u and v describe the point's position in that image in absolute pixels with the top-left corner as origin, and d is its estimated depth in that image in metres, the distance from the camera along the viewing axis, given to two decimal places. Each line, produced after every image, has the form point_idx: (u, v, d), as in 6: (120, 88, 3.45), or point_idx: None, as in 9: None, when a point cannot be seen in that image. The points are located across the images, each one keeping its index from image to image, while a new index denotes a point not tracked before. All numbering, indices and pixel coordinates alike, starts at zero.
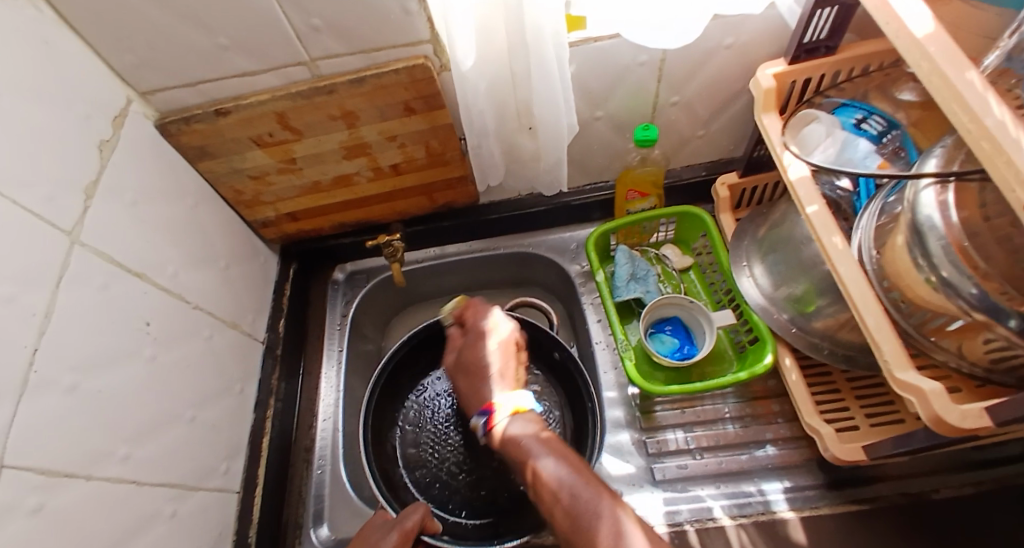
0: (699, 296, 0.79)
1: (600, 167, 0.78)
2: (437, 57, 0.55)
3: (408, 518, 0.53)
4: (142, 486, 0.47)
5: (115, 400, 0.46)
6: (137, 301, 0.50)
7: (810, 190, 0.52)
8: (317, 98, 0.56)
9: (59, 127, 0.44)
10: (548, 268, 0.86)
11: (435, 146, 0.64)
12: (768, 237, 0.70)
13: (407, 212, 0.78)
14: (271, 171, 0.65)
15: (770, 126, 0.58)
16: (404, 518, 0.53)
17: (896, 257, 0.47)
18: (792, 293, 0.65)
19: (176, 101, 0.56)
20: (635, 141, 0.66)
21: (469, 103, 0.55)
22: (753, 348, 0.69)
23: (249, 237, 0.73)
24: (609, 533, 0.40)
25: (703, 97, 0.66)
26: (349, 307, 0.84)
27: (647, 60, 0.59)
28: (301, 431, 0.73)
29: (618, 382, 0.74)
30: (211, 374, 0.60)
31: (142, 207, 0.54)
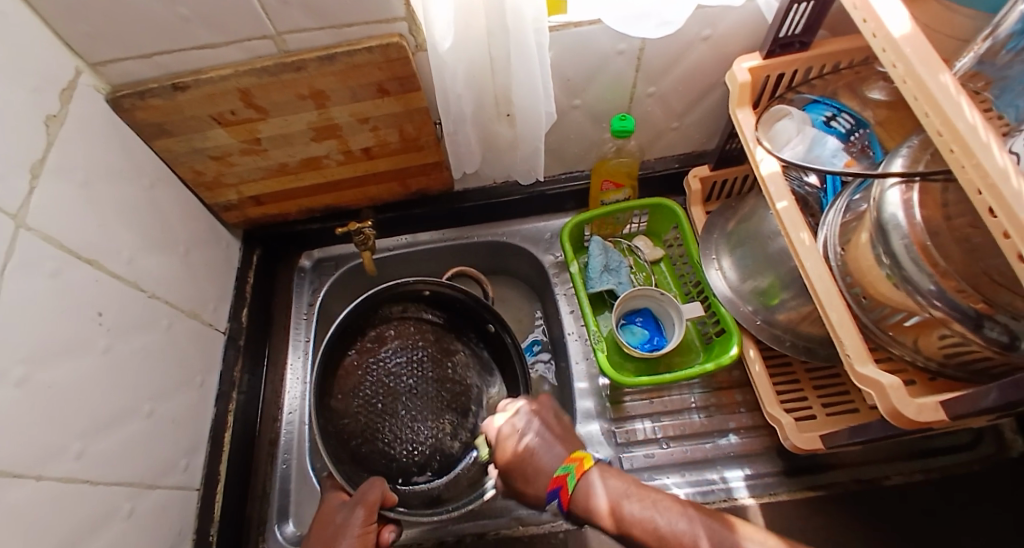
0: (669, 289, 0.81)
1: (577, 156, 0.78)
2: (412, 36, 0.53)
3: (369, 492, 0.53)
4: (97, 485, 0.44)
5: (68, 394, 0.43)
6: (91, 290, 0.47)
7: (780, 186, 0.54)
8: (284, 76, 0.53)
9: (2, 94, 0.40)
10: (523, 258, 0.86)
11: (410, 130, 0.62)
12: (737, 233, 0.71)
13: (379, 198, 0.76)
14: (233, 151, 0.61)
15: (744, 121, 0.59)
16: (366, 492, 0.53)
17: (858, 253, 0.49)
18: (757, 286, 0.67)
19: (130, 74, 0.52)
20: (613, 132, 0.65)
21: (446, 88, 0.54)
22: (720, 339, 0.71)
23: (210, 221, 0.69)
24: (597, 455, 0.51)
25: (680, 90, 0.67)
26: (315, 297, 0.82)
27: (626, 50, 0.59)
28: (265, 424, 0.71)
29: (589, 372, 0.75)
30: (169, 366, 0.57)
31: (94, 188, 0.50)
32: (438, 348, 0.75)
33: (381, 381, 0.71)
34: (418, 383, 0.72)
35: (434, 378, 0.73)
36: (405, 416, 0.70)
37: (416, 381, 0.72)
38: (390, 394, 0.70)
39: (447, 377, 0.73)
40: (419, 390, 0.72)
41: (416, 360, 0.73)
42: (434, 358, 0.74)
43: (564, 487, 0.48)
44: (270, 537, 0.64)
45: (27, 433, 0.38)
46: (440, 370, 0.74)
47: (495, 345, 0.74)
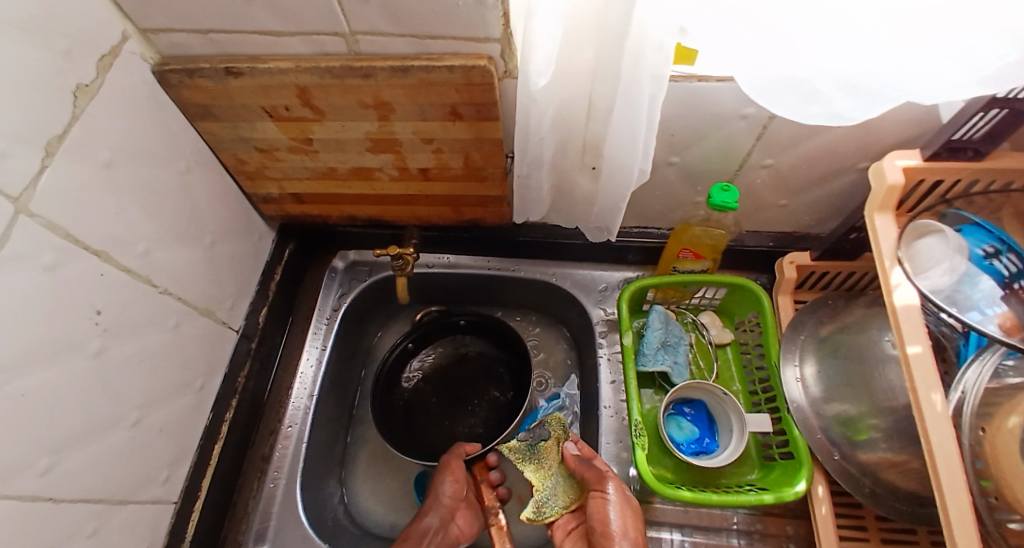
0: (731, 382, 0.70)
1: (656, 214, 0.69)
2: (503, 61, 0.45)
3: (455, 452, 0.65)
4: (60, 503, 0.39)
5: (47, 403, 0.37)
6: (89, 286, 0.41)
7: (914, 323, 0.43)
8: (349, 81, 0.46)
9: (22, 53, 0.34)
10: (569, 303, 0.78)
11: (476, 159, 0.55)
12: (833, 339, 0.60)
13: (427, 220, 0.68)
14: (281, 147, 0.55)
15: (882, 229, 0.48)
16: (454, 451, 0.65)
17: (998, 437, 0.38)
18: (844, 414, 0.55)
19: (182, 46, 0.46)
20: (710, 203, 0.55)
21: (529, 128, 0.45)
22: (785, 463, 0.60)
23: (246, 210, 0.64)
24: None
25: (799, 167, 0.57)
26: (341, 302, 0.76)
27: (750, 115, 0.49)
28: (260, 436, 0.66)
29: (619, 458, 0.65)
30: (172, 367, 0.52)
31: (117, 170, 0.44)
32: (468, 359, 0.80)
33: (422, 392, 0.77)
34: (452, 395, 0.77)
35: (467, 381, 0.78)
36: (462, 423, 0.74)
37: (447, 390, 0.77)
38: (436, 405, 0.76)
39: (474, 373, 0.78)
40: (460, 397, 0.76)
41: (444, 373, 0.79)
42: (457, 365, 0.79)
43: None
44: None
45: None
46: (473, 377, 0.78)
47: (487, 333, 0.79)
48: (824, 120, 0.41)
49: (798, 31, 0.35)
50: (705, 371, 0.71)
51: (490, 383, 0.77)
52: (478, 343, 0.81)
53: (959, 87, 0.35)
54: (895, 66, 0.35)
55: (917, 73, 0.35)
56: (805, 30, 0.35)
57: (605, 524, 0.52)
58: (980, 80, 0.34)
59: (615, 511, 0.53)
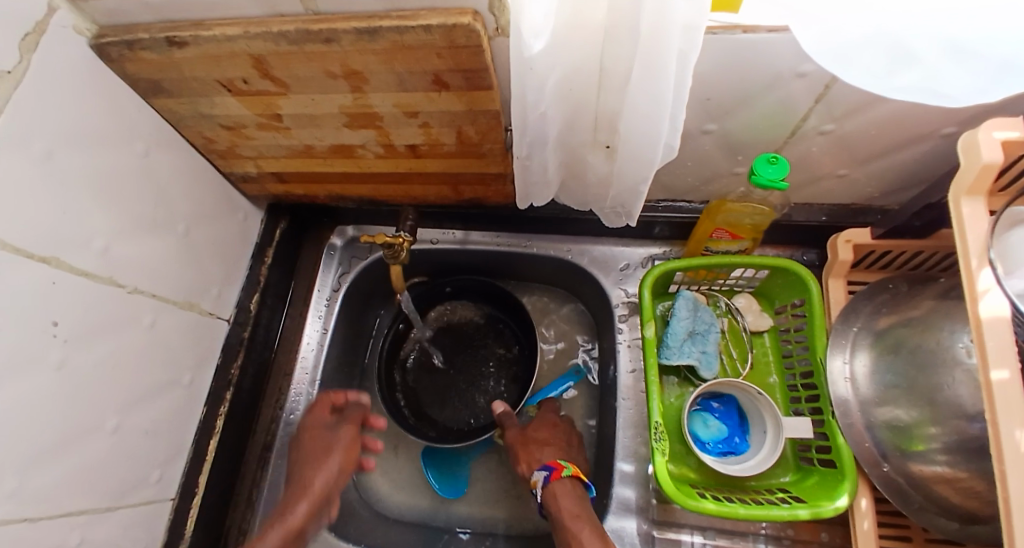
0: (768, 374, 0.64)
1: (687, 186, 0.60)
2: (493, 15, 0.36)
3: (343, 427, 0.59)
4: (37, 521, 0.38)
5: (3, 429, 0.35)
6: (41, 297, 0.37)
7: (1004, 343, 0.34)
8: (309, 47, 0.38)
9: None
10: (587, 283, 0.72)
11: (470, 134, 0.47)
12: (894, 335, 0.51)
13: (424, 198, 0.62)
14: (249, 124, 0.48)
15: (969, 220, 0.37)
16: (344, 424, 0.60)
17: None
18: (896, 421, 0.49)
19: (114, 11, 0.39)
20: (754, 180, 0.45)
21: (525, 103, 0.37)
22: (824, 472, 0.55)
23: (226, 191, 0.59)
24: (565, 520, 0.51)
25: (866, 134, 0.46)
26: (342, 281, 0.72)
27: (809, 73, 0.39)
28: (261, 424, 0.66)
29: (638, 454, 0.62)
30: (154, 369, 0.50)
31: (60, 159, 0.39)
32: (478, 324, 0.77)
33: (434, 360, 0.75)
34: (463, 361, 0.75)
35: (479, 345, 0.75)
36: (477, 389, 0.73)
37: (457, 357, 0.75)
38: (449, 372, 0.74)
39: (472, 338, 0.76)
40: (472, 362, 0.75)
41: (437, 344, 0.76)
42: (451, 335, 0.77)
43: (557, 467, 0.55)
44: None
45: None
46: (481, 343, 0.76)
47: (477, 293, 0.76)
48: (913, 98, 0.31)
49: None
50: (738, 362, 0.65)
51: (489, 343, 0.76)
52: (473, 306, 0.78)
53: None
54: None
55: None
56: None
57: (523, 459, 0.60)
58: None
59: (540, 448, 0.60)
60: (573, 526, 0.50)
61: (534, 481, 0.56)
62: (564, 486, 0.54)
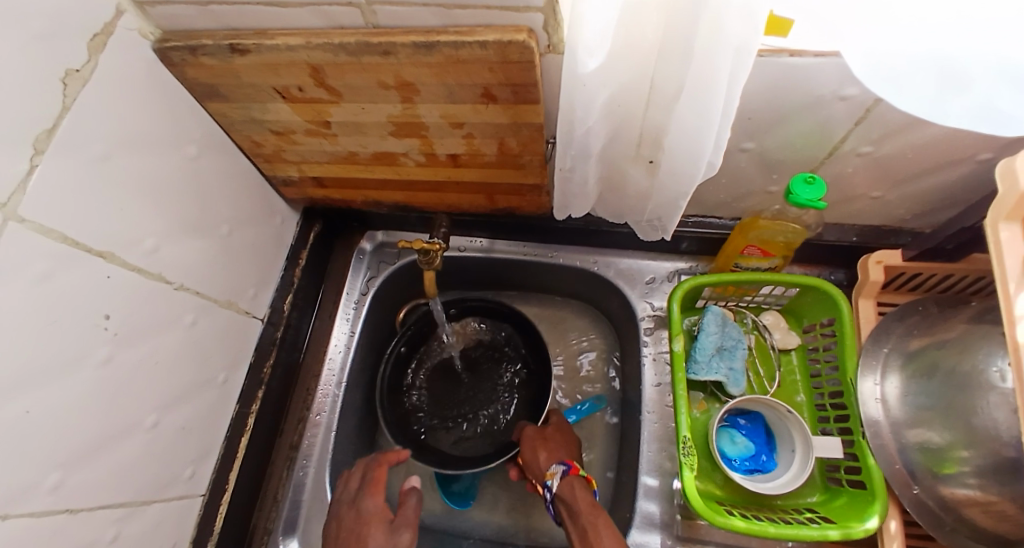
0: (795, 393, 0.64)
1: (718, 203, 0.60)
2: (546, 33, 0.37)
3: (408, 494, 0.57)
4: (77, 513, 0.38)
5: (53, 423, 0.35)
6: (95, 291, 0.38)
7: None
8: (366, 58, 0.39)
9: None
10: (612, 295, 0.72)
11: (512, 145, 0.48)
12: (927, 356, 0.51)
13: (458, 206, 0.63)
14: (297, 130, 0.50)
15: (1007, 243, 0.37)
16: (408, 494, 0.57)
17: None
18: (928, 443, 0.49)
19: (179, 19, 0.41)
20: (791, 199, 0.46)
21: (573, 116, 0.38)
22: (854, 494, 0.54)
23: (266, 194, 0.61)
24: (583, 514, 0.51)
25: (903, 157, 0.47)
26: (371, 285, 0.73)
27: (852, 96, 0.39)
28: (289, 424, 0.67)
29: (662, 468, 0.62)
30: (192, 366, 0.51)
31: (117, 161, 0.40)
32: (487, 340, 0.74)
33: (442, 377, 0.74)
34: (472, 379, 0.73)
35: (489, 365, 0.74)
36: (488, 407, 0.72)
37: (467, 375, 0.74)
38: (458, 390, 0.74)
39: (478, 356, 0.75)
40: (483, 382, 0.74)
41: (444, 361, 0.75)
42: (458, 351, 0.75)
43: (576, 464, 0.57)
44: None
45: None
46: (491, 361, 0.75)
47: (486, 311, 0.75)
48: (971, 123, 0.32)
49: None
50: (764, 379, 0.65)
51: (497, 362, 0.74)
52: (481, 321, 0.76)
53: None
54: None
55: None
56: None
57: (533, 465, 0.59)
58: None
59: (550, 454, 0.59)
60: (597, 519, 0.50)
61: (550, 476, 0.56)
62: (582, 485, 0.55)
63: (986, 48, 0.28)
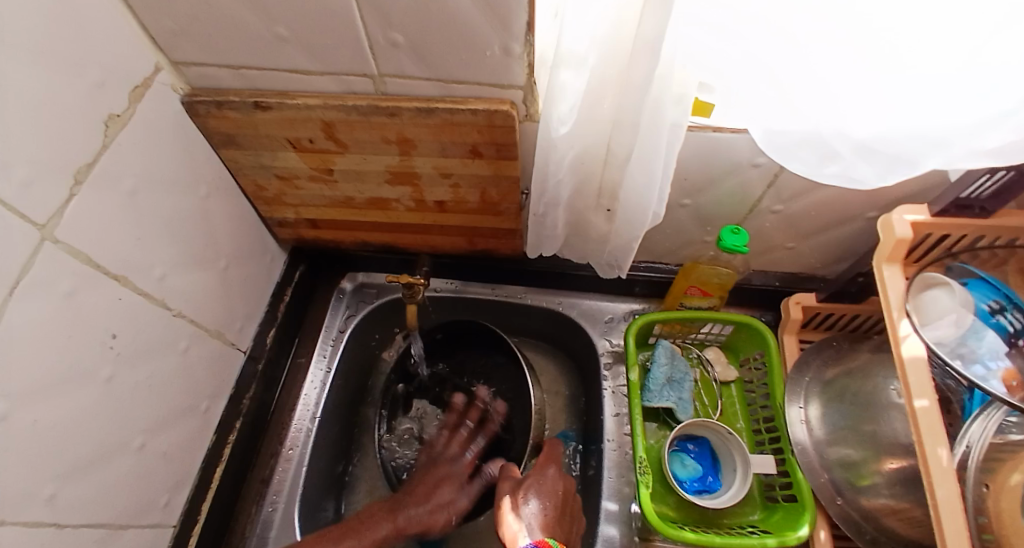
0: (735, 420, 0.71)
1: (666, 250, 0.70)
2: (525, 106, 0.46)
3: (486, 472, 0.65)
4: (64, 528, 0.40)
5: (52, 435, 0.38)
6: (107, 313, 0.42)
7: (924, 379, 0.42)
8: (374, 118, 0.47)
9: (50, 79, 0.34)
10: (574, 334, 0.79)
11: (492, 194, 0.56)
12: (839, 383, 0.60)
13: (440, 248, 0.69)
14: (301, 175, 0.56)
15: (891, 281, 0.47)
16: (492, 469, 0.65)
17: (1002, 497, 0.37)
18: (847, 458, 0.56)
19: (210, 78, 0.47)
20: (721, 245, 0.56)
21: (547, 170, 0.47)
22: (788, 507, 0.60)
23: (261, 234, 0.66)
24: None
25: (808, 213, 0.58)
26: (348, 323, 0.77)
27: (762, 164, 0.51)
28: (261, 458, 0.68)
29: (621, 493, 0.66)
30: (178, 392, 0.53)
31: (141, 196, 0.45)
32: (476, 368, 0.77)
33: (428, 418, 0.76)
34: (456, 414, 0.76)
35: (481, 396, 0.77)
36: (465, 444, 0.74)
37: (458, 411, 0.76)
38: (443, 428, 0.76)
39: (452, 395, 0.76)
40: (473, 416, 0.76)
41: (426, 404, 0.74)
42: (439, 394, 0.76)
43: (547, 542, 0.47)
44: None
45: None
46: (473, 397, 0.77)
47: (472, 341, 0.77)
48: (841, 182, 0.43)
49: (793, 88, 0.37)
50: (710, 408, 0.71)
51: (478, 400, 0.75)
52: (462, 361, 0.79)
53: (972, 157, 0.36)
54: (910, 143, 0.38)
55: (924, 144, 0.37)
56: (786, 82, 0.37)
57: (499, 518, 0.53)
58: (993, 152, 0.35)
59: (523, 510, 0.53)
60: None
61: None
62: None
63: (840, 132, 0.39)
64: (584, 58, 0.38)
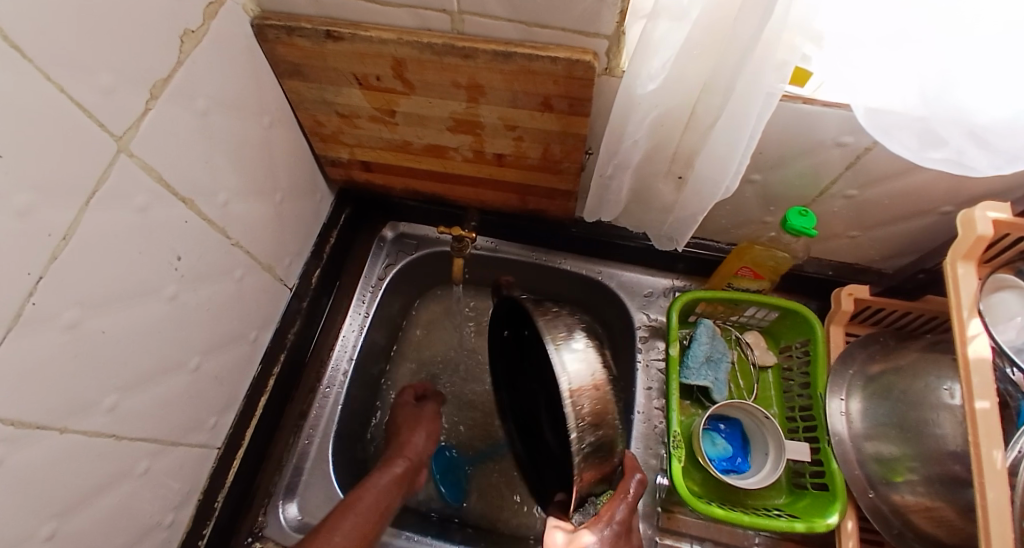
0: (769, 405, 0.71)
1: (721, 228, 0.68)
2: (607, 58, 0.44)
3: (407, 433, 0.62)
4: (120, 439, 0.41)
5: (116, 345, 0.38)
6: (174, 232, 0.42)
7: (988, 380, 0.39)
8: (448, 59, 0.45)
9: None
10: (611, 304, 0.78)
11: (555, 151, 0.54)
12: (885, 379, 0.58)
13: (490, 204, 0.69)
14: (362, 114, 0.55)
15: (963, 280, 0.43)
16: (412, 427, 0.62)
17: None
18: (881, 453, 0.56)
19: (283, 2, 0.45)
20: (787, 226, 0.53)
21: (624, 128, 0.45)
22: (816, 496, 0.61)
23: (313, 171, 0.65)
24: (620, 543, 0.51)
25: (882, 202, 0.55)
26: (387, 272, 0.77)
27: (848, 143, 0.48)
28: (300, 393, 0.70)
29: (647, 464, 0.67)
30: (232, 320, 0.54)
31: (210, 119, 0.44)
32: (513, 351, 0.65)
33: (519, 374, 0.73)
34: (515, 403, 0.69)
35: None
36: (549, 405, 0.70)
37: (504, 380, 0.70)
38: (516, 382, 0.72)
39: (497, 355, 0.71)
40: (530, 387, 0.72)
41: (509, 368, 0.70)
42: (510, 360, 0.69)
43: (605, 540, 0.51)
44: (271, 513, 0.63)
45: (55, 381, 0.33)
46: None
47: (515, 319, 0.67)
48: (949, 167, 0.40)
49: (919, 61, 0.34)
50: (744, 391, 0.72)
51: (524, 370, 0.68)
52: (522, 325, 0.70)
53: None
54: None
55: None
56: (900, 55, 0.34)
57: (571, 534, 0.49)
58: None
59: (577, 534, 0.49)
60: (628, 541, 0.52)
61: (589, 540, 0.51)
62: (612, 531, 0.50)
63: (958, 115, 0.36)
64: (688, 8, 0.35)
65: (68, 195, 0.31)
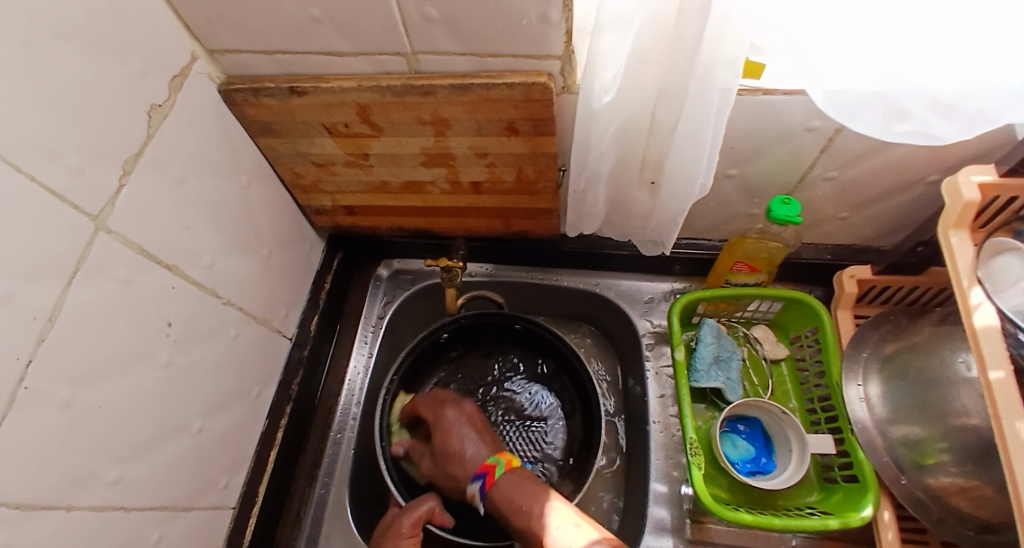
0: (787, 399, 0.69)
1: (709, 226, 0.67)
2: (562, 77, 0.44)
3: (419, 506, 0.54)
4: (129, 510, 0.41)
5: (113, 417, 0.39)
6: (161, 299, 0.43)
7: (1000, 348, 0.37)
8: (409, 98, 0.46)
9: (97, 68, 0.34)
10: (613, 316, 0.77)
11: (529, 173, 0.55)
12: (901, 359, 0.56)
13: (476, 230, 0.69)
14: (337, 161, 0.56)
15: (958, 248, 0.41)
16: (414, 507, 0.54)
17: None
18: (910, 437, 0.53)
19: (246, 65, 0.47)
20: (772, 217, 0.52)
21: (588, 142, 0.46)
22: (849, 488, 0.58)
23: (299, 221, 0.67)
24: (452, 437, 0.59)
25: (865, 180, 0.54)
26: (387, 310, 0.78)
27: (817, 127, 0.47)
28: (312, 443, 0.70)
29: (670, 475, 0.65)
30: (231, 376, 0.55)
31: (188, 184, 0.46)
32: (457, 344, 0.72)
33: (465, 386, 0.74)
34: None
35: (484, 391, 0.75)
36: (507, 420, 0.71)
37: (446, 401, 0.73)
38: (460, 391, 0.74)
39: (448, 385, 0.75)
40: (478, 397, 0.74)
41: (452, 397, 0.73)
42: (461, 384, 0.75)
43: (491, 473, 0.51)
44: None
45: (53, 459, 0.33)
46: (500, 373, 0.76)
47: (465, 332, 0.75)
48: (914, 139, 0.40)
49: (869, 33, 0.33)
50: (760, 388, 0.70)
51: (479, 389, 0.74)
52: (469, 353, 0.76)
53: None
54: (991, 94, 0.35)
55: (999, 90, 0.34)
56: (842, 34, 0.34)
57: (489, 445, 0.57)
58: None
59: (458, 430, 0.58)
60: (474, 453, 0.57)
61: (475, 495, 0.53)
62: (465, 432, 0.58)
63: (914, 84, 0.35)
64: (629, 20, 0.35)
65: (48, 276, 0.32)
